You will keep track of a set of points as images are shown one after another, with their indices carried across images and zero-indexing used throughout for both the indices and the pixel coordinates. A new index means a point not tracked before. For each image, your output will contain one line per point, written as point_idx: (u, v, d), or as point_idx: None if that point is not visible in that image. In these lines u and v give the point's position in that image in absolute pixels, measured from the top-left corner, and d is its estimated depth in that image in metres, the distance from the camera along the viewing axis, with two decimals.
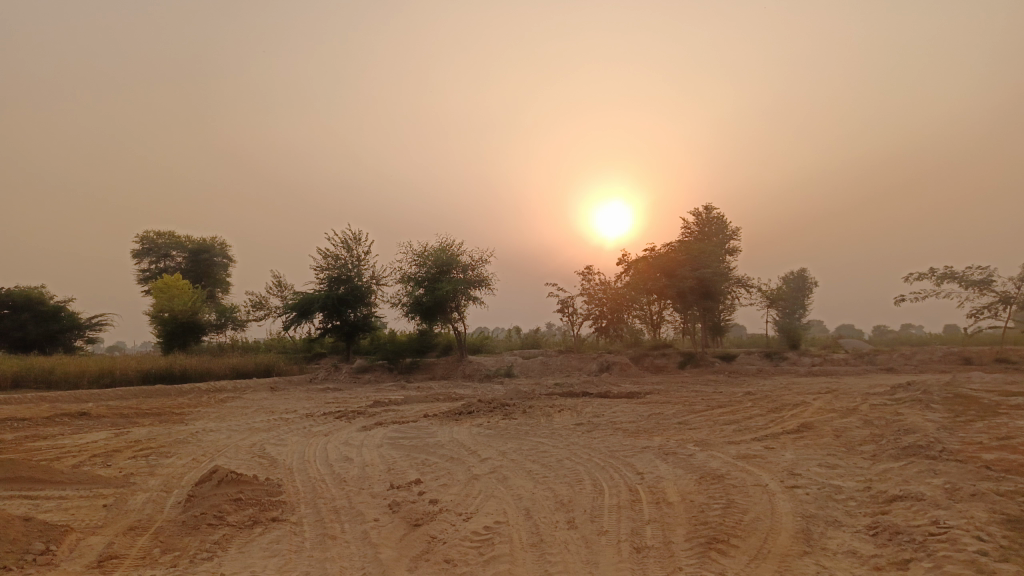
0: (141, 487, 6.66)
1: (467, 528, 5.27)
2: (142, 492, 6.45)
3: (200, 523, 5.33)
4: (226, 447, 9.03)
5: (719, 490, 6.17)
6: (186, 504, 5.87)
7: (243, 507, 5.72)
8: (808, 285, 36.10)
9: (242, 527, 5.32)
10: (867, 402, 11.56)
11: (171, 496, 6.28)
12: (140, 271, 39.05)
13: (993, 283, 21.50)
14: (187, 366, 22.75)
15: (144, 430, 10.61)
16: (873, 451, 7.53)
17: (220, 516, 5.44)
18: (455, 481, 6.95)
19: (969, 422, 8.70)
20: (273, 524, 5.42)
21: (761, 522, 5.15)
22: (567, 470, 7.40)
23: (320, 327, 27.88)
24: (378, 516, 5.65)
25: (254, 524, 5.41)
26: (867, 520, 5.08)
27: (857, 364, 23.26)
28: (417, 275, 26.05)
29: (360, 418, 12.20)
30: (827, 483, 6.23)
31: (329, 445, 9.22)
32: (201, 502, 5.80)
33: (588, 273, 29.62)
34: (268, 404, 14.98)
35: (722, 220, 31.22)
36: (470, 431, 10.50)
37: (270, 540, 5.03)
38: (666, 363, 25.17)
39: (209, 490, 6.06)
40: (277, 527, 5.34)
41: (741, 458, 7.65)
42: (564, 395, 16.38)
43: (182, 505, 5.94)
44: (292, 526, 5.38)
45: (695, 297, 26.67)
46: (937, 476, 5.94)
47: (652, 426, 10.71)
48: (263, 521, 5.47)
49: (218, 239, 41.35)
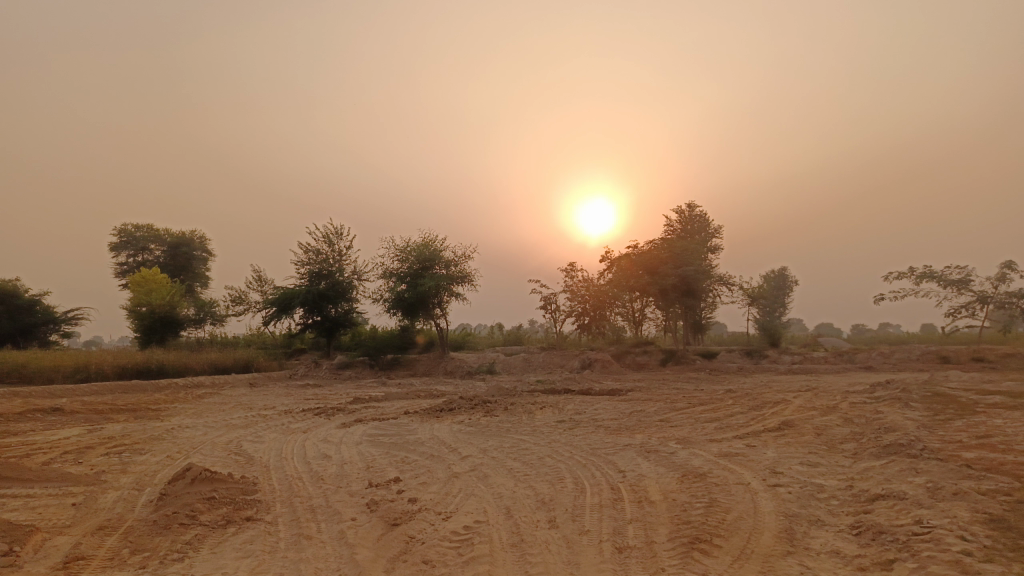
0: (112, 485, 6.52)
1: (447, 527, 5.20)
2: (113, 491, 6.31)
3: (171, 523, 5.21)
4: (202, 444, 8.90)
5: (701, 488, 6.15)
6: (158, 503, 5.75)
7: (216, 507, 5.62)
8: (788, 284, 36.38)
9: (215, 526, 5.21)
10: (847, 400, 11.64)
11: (142, 494, 6.16)
12: (117, 265, 38.53)
13: (971, 282, 21.77)
14: (165, 361, 22.46)
15: (118, 426, 10.43)
16: (854, 449, 7.56)
17: (193, 516, 5.34)
18: (435, 479, 6.88)
19: (948, 420, 8.77)
20: (247, 523, 5.32)
21: (743, 521, 5.12)
22: (549, 468, 7.36)
23: (301, 323, 27.66)
24: (356, 515, 5.57)
25: (227, 523, 5.30)
26: (850, 519, 5.07)
27: (837, 362, 23.46)
28: (399, 270, 25.91)
29: (340, 415, 12.10)
30: (809, 481, 6.23)
31: (307, 442, 9.12)
32: (173, 501, 5.68)
33: (571, 270, 29.64)
34: (247, 400, 14.83)
35: (705, 218, 31.36)
36: (451, 428, 10.44)
37: (244, 540, 4.93)
38: (647, 360, 25.24)
39: (181, 488, 5.94)
40: (251, 527, 5.24)
41: (722, 456, 7.64)
42: (546, 392, 16.36)
43: (153, 504, 5.82)
44: (266, 526, 5.28)
45: (677, 294, 26.76)
46: (919, 474, 5.95)
47: (634, 423, 10.71)
48: (237, 520, 5.36)
49: (198, 232, 40.89)
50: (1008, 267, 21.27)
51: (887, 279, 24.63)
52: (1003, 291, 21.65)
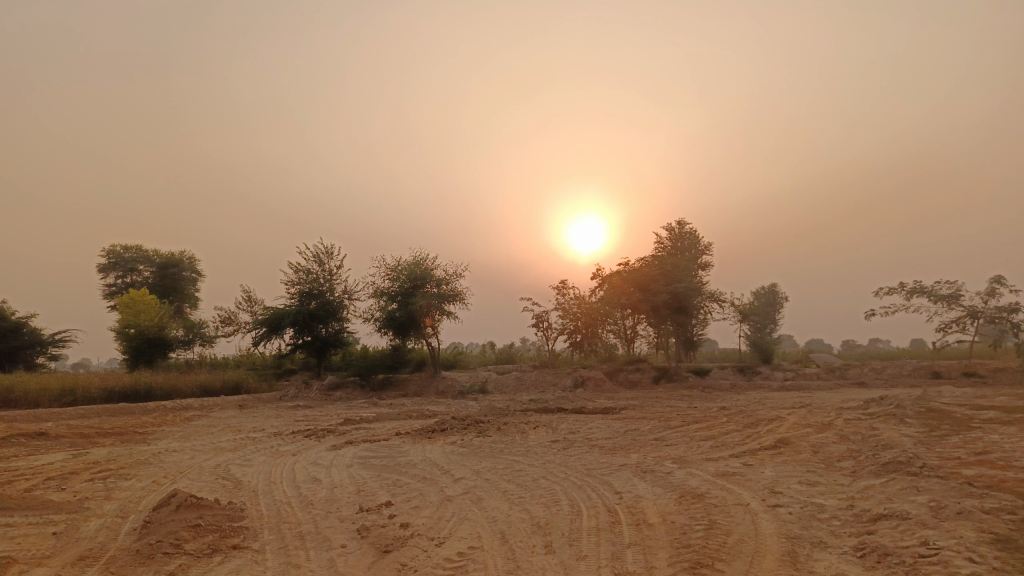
0: (95, 513, 6.36)
1: (440, 554, 5.08)
2: (95, 519, 6.15)
3: (155, 553, 5.08)
4: (189, 468, 8.73)
5: (699, 510, 6.05)
6: (141, 531, 5.61)
7: (202, 534, 5.49)
8: (779, 300, 36.48)
9: (201, 556, 5.08)
10: (842, 417, 11.58)
11: (126, 522, 6.01)
12: (105, 286, 38.21)
13: (961, 297, 21.87)
14: (153, 384, 22.17)
15: (104, 451, 10.24)
16: (852, 467, 7.49)
17: (177, 545, 5.20)
18: (428, 503, 6.75)
19: (945, 436, 8.72)
20: (234, 552, 5.19)
21: (744, 544, 5.03)
22: (544, 490, 7.25)
23: (291, 343, 27.44)
24: (346, 542, 5.45)
25: (213, 552, 5.17)
26: (853, 541, 4.99)
27: (830, 378, 23.45)
28: (390, 289, 25.80)
29: (330, 436, 11.93)
30: (808, 501, 6.15)
31: (297, 465, 8.97)
32: (157, 529, 5.54)
33: (563, 288, 29.60)
34: (235, 422, 14.63)
35: (695, 236, 31.45)
36: (444, 449, 10.31)
37: (230, 570, 4.79)
38: (640, 378, 25.15)
39: (165, 515, 5.80)
40: (237, 556, 5.10)
41: (720, 476, 7.56)
42: (538, 411, 16.24)
43: (137, 532, 5.67)
44: (253, 554, 5.14)
45: (669, 311, 26.73)
46: (921, 493, 5.88)
47: (629, 442, 10.61)
48: (223, 549, 5.23)
49: (187, 253, 40.64)
50: (998, 282, 21.37)
51: (877, 294, 24.74)
52: (993, 305, 21.73)
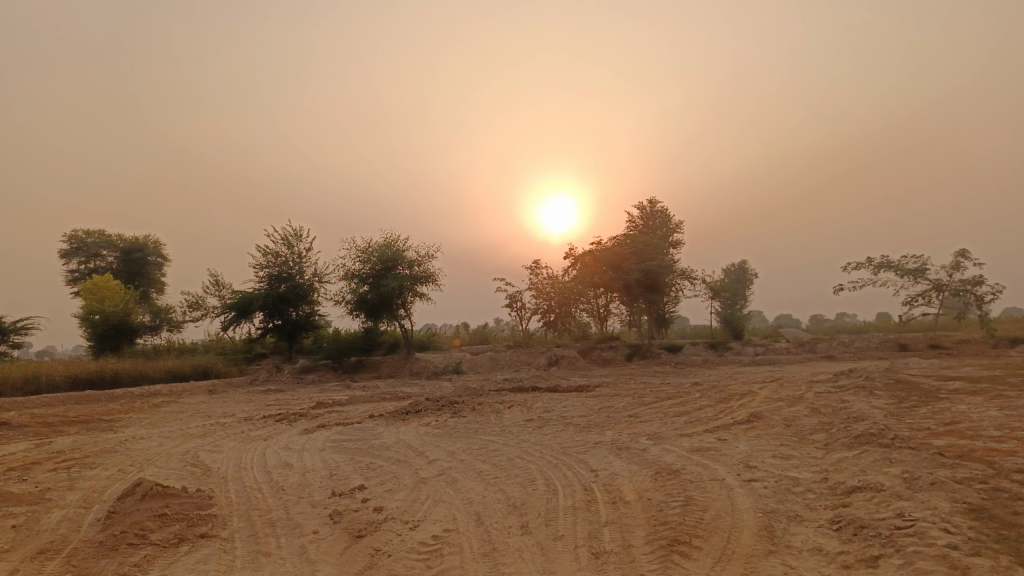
0: (57, 504, 6.18)
1: (414, 537, 5.02)
2: (58, 510, 5.99)
3: (119, 544, 4.95)
4: (157, 456, 8.56)
5: (675, 486, 6.07)
6: (106, 522, 5.46)
7: (168, 524, 5.37)
8: (748, 276, 36.88)
9: (167, 546, 4.96)
10: (812, 390, 11.73)
11: (89, 513, 5.85)
12: (68, 272, 37.32)
13: (926, 271, 22.24)
14: (119, 370, 21.74)
15: (68, 440, 10.01)
16: (825, 440, 7.57)
17: (142, 535, 5.08)
18: (402, 486, 6.68)
19: (914, 407, 8.87)
20: (201, 541, 5.08)
21: (721, 520, 5.04)
22: (519, 469, 7.22)
23: (261, 327, 27.09)
24: (318, 528, 5.36)
25: (179, 541, 5.05)
26: (828, 514, 5.03)
27: (799, 352, 23.79)
28: (361, 271, 25.54)
29: (302, 420, 11.80)
30: (783, 475, 6.19)
31: (268, 450, 8.83)
32: (121, 520, 5.40)
33: (536, 268, 29.57)
34: (205, 407, 14.41)
35: (666, 214, 31.58)
36: (418, 431, 10.25)
37: (198, 560, 4.69)
38: (613, 355, 25.29)
39: (130, 505, 5.66)
40: (205, 545, 5.00)
41: (695, 451, 7.59)
42: (513, 391, 16.24)
43: (101, 523, 5.53)
44: (222, 543, 5.04)
45: (641, 289, 26.84)
46: (894, 465, 5.95)
47: (604, 420, 10.64)
48: (190, 538, 5.12)
49: (152, 237, 39.80)
50: (962, 255, 21.77)
51: (846, 269, 25.08)
52: (957, 279, 22.15)
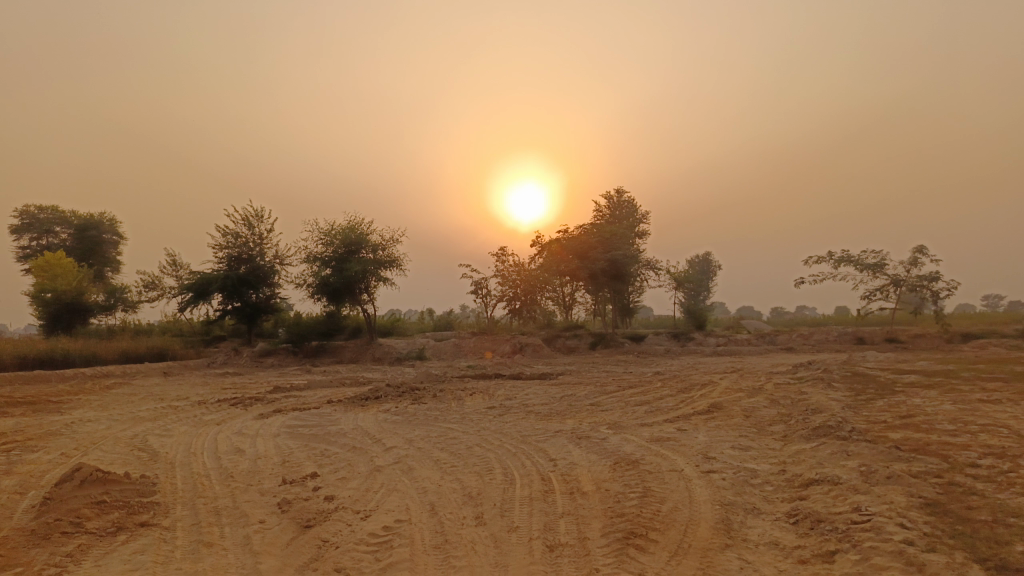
0: None
1: (365, 528, 4.91)
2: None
3: (52, 533, 4.75)
4: (103, 439, 8.29)
5: (634, 477, 6.04)
6: (40, 508, 5.24)
7: (106, 512, 5.17)
8: (711, 268, 37.25)
9: (103, 535, 4.78)
10: (772, 382, 11.85)
11: (23, 499, 5.62)
12: (19, 248, 36.14)
13: (884, 266, 22.66)
14: (71, 351, 21.13)
15: (12, 421, 9.64)
16: (784, 431, 7.63)
17: (78, 524, 4.89)
18: (356, 474, 6.56)
19: (870, 400, 9.00)
20: (141, 530, 4.90)
21: (678, 512, 5.02)
22: (477, 458, 7.15)
23: (220, 309, 26.56)
24: (265, 518, 5.21)
25: (117, 530, 4.87)
26: (786, 507, 5.04)
27: (759, 344, 24.13)
28: (324, 254, 25.17)
29: (258, 405, 11.56)
30: (741, 467, 6.21)
31: (220, 435, 8.61)
32: (56, 507, 5.19)
33: (502, 255, 29.47)
34: (159, 390, 14.06)
35: (632, 204, 31.72)
36: (377, 418, 10.11)
37: (135, 550, 4.51)
38: (577, 344, 25.36)
39: (67, 492, 5.44)
40: (145, 534, 4.82)
41: (654, 441, 7.59)
42: (475, 378, 16.14)
43: (35, 509, 5.30)
44: (162, 533, 4.86)
45: (606, 278, 26.91)
46: (851, 458, 5.99)
47: (565, 408, 10.61)
48: (129, 527, 4.94)
49: (108, 214, 38.72)
50: (920, 251, 22.20)
51: (807, 262, 25.43)
52: (914, 274, 22.61)
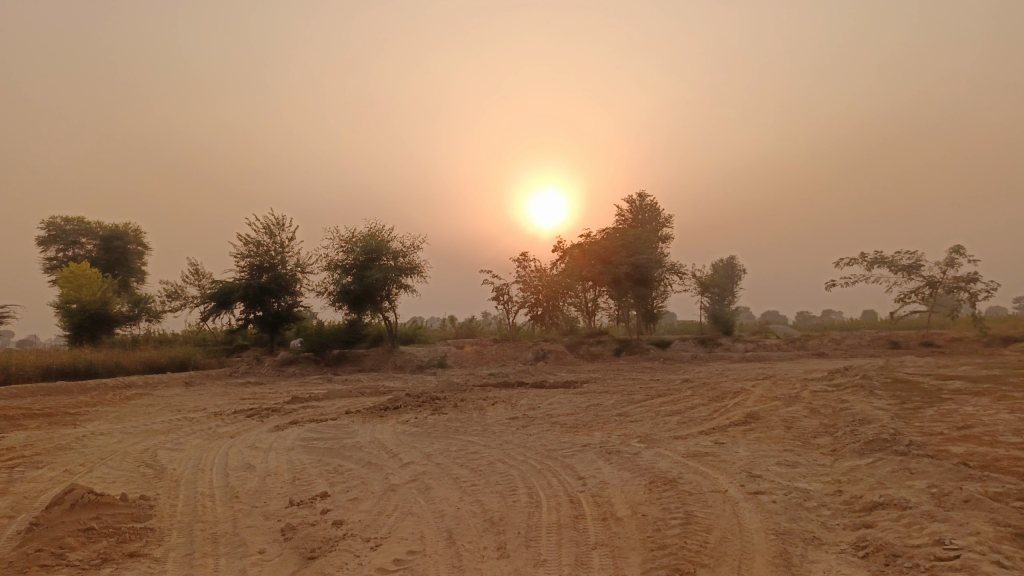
0: None
1: (375, 561, 4.56)
2: None
3: (31, 565, 4.47)
4: (112, 454, 8.06)
5: (672, 499, 5.63)
6: (25, 536, 4.99)
7: (94, 540, 4.91)
8: (737, 272, 36.69)
9: (87, 567, 4.49)
10: (808, 389, 11.34)
11: (10, 524, 5.36)
12: (45, 259, 36.50)
13: (921, 267, 21.95)
14: (93, 361, 21.09)
15: (23, 435, 9.45)
16: (832, 445, 7.18)
17: (60, 555, 4.62)
18: (370, 494, 6.22)
19: (920, 408, 8.51)
20: (128, 562, 4.60)
21: (728, 544, 4.61)
22: (500, 475, 6.79)
23: (242, 318, 26.51)
24: (266, 547, 4.89)
25: (103, 562, 4.58)
26: (849, 536, 4.62)
27: (790, 349, 23.52)
28: (344, 261, 25.01)
29: (274, 416, 11.28)
30: (791, 487, 5.77)
31: (232, 450, 8.33)
32: (40, 535, 4.93)
33: (523, 260, 29.14)
34: (177, 401, 13.88)
35: (655, 208, 31.22)
36: (395, 429, 9.81)
37: None
38: (602, 351, 24.92)
39: (56, 517, 5.19)
40: (132, 567, 4.52)
41: (691, 456, 7.17)
42: (497, 386, 15.84)
43: (20, 536, 5.04)
44: (151, 566, 4.56)
45: (630, 283, 26.44)
46: (917, 477, 5.54)
47: (591, 419, 10.21)
48: (116, 558, 4.65)
49: (132, 225, 39.11)
50: (957, 252, 21.51)
51: (838, 264, 24.83)
52: (951, 276, 21.85)
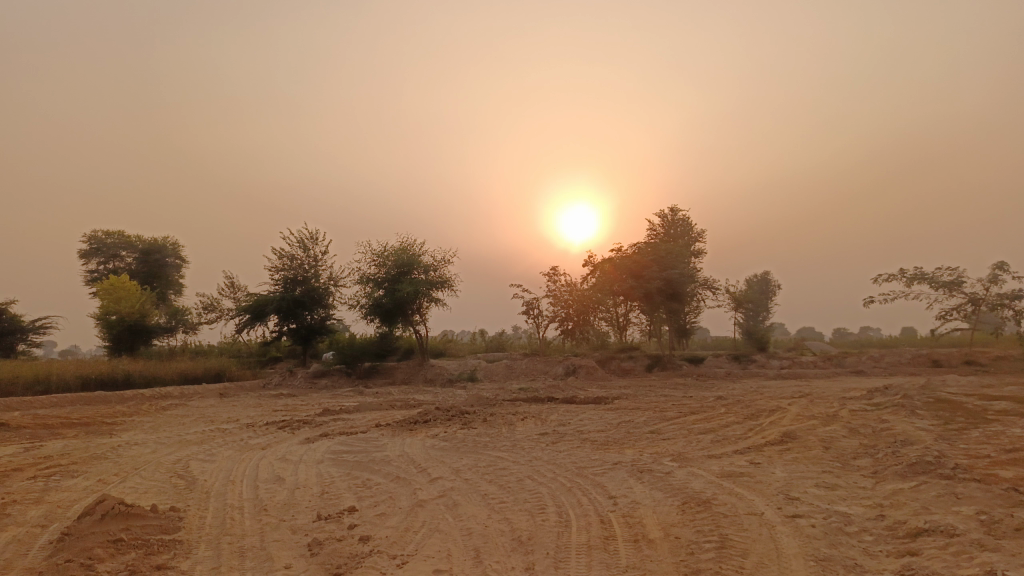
0: (16, 520, 5.77)
1: None
2: (12, 528, 5.57)
3: None
4: (146, 464, 8.17)
5: (706, 521, 5.50)
6: (56, 546, 5.04)
7: (123, 552, 4.94)
8: (771, 287, 36.16)
9: None
10: (846, 408, 11.05)
11: (42, 534, 5.43)
12: (87, 271, 37.38)
13: (962, 283, 21.38)
14: (131, 371, 21.45)
15: (61, 443, 9.62)
16: (873, 467, 6.97)
17: (89, 567, 4.65)
18: (397, 509, 6.19)
19: (964, 430, 8.24)
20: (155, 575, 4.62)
21: (765, 570, 4.47)
22: (529, 493, 6.70)
23: (275, 330, 26.81)
24: (292, 562, 4.88)
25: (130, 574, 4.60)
26: (892, 564, 4.46)
27: (826, 366, 23.03)
28: (376, 275, 25.18)
29: (305, 429, 11.33)
30: (830, 510, 5.60)
31: (262, 462, 8.38)
32: (70, 546, 4.99)
33: (553, 274, 29.06)
34: (211, 412, 14.03)
35: (687, 222, 30.95)
36: (425, 443, 9.78)
37: None
38: (633, 366, 24.67)
39: (87, 528, 5.24)
40: None
41: (725, 477, 7.01)
42: (527, 401, 15.75)
43: (52, 546, 5.11)
44: None
45: (662, 298, 26.18)
46: (964, 502, 5.33)
47: (622, 436, 10.08)
48: (143, 570, 4.66)
49: (170, 239, 39.91)
50: (1000, 268, 20.91)
51: (877, 279, 24.31)
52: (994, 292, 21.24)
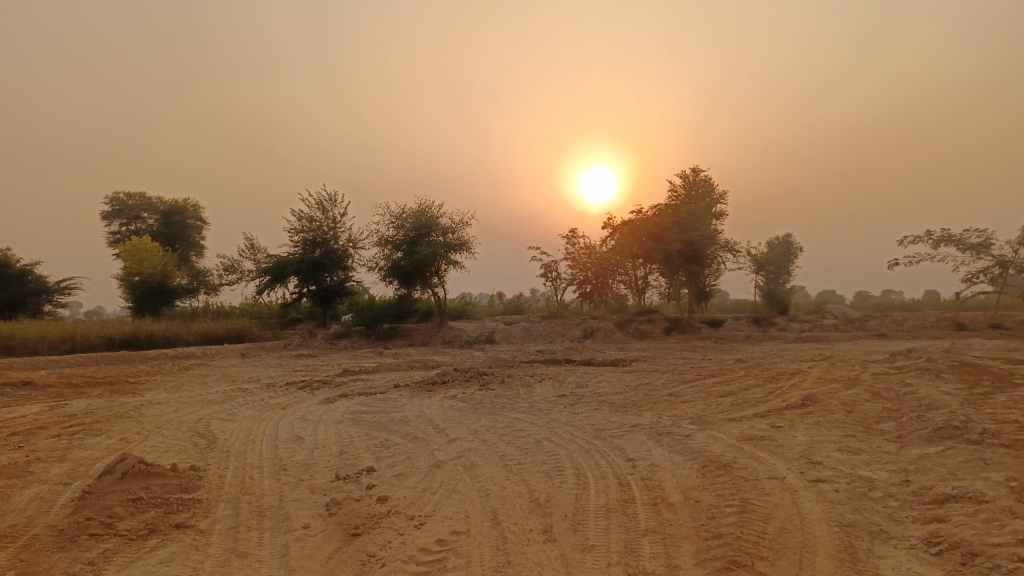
0: (39, 478, 5.87)
1: (418, 541, 4.52)
2: (35, 486, 5.68)
3: (80, 535, 4.59)
4: (167, 423, 8.27)
5: (727, 485, 5.46)
6: (77, 504, 5.13)
7: (143, 511, 5.01)
8: (793, 250, 35.74)
9: (133, 538, 4.58)
10: (868, 371, 10.93)
11: (64, 491, 5.52)
12: (109, 233, 37.74)
13: (990, 246, 20.94)
14: (154, 331, 21.75)
15: (85, 402, 9.78)
16: (897, 431, 6.88)
17: (109, 525, 4.72)
18: (415, 470, 6.21)
19: (989, 394, 8.12)
20: (174, 533, 4.68)
21: (787, 536, 4.44)
22: (547, 455, 6.69)
23: (295, 292, 26.98)
24: (310, 522, 4.91)
25: (149, 533, 4.67)
26: (918, 531, 4.40)
27: (848, 329, 22.80)
28: (395, 237, 25.16)
29: (325, 389, 11.43)
30: (854, 475, 5.54)
31: (282, 421, 8.46)
32: (91, 504, 5.07)
33: (572, 237, 28.89)
34: (232, 372, 14.20)
35: (709, 183, 30.51)
36: (443, 404, 9.83)
37: (165, 557, 4.29)
38: (651, 329, 24.59)
39: (106, 486, 5.32)
40: (177, 539, 4.59)
41: (746, 440, 6.95)
42: (545, 363, 15.80)
43: (73, 504, 5.19)
44: (196, 538, 4.62)
45: (682, 261, 25.97)
46: (993, 468, 5.24)
47: (641, 398, 10.05)
48: (162, 529, 4.72)
49: (191, 200, 40.09)
50: None
51: (902, 242, 23.88)
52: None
